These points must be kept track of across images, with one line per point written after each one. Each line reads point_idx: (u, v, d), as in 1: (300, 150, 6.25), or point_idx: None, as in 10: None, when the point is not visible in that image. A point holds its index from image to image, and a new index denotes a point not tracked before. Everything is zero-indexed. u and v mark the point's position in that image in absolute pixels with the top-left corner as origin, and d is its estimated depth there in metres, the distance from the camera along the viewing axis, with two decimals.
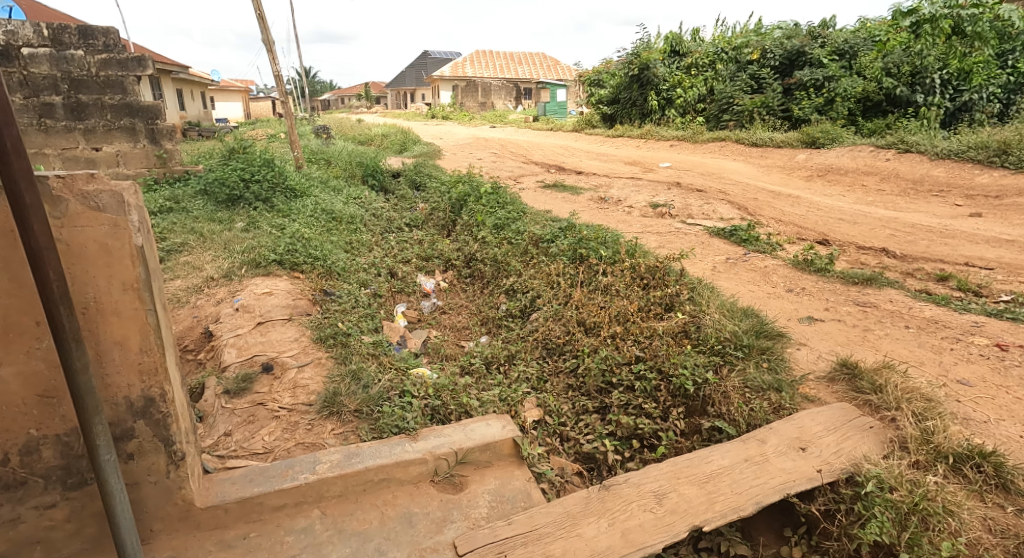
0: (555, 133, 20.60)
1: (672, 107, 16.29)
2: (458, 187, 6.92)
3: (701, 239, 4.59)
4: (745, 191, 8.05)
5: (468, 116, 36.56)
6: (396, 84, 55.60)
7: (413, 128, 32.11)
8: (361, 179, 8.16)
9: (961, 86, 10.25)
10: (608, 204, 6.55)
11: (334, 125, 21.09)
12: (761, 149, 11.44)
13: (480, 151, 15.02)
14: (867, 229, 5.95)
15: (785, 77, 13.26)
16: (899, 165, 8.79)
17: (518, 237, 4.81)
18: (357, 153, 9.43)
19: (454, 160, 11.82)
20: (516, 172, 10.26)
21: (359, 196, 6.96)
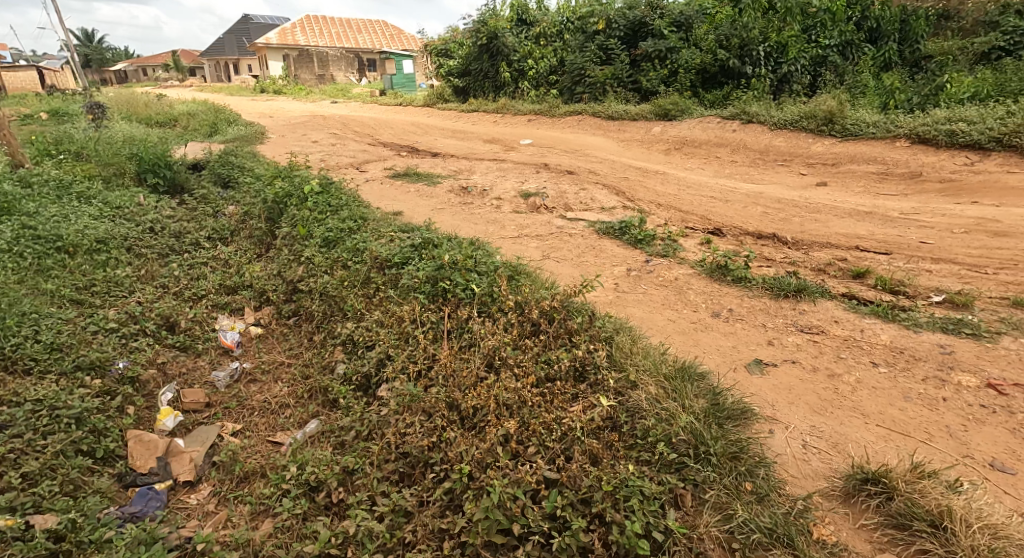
0: (405, 108, 18.88)
1: (524, 80, 15.59)
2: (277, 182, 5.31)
3: (589, 243, 3.76)
4: (612, 170, 7.54)
5: (306, 90, 32.72)
6: (215, 51, 48.09)
7: (239, 103, 27.77)
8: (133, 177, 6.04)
9: (780, 58, 10.68)
10: (471, 197, 5.50)
11: (127, 102, 17.15)
12: (618, 122, 11.20)
13: (316, 130, 12.95)
14: (740, 208, 5.65)
15: (631, 48, 13.16)
16: (745, 136, 8.80)
17: (357, 256, 3.52)
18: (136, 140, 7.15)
19: (282, 145, 9.85)
20: (360, 158, 8.71)
21: (129, 204, 5.03)
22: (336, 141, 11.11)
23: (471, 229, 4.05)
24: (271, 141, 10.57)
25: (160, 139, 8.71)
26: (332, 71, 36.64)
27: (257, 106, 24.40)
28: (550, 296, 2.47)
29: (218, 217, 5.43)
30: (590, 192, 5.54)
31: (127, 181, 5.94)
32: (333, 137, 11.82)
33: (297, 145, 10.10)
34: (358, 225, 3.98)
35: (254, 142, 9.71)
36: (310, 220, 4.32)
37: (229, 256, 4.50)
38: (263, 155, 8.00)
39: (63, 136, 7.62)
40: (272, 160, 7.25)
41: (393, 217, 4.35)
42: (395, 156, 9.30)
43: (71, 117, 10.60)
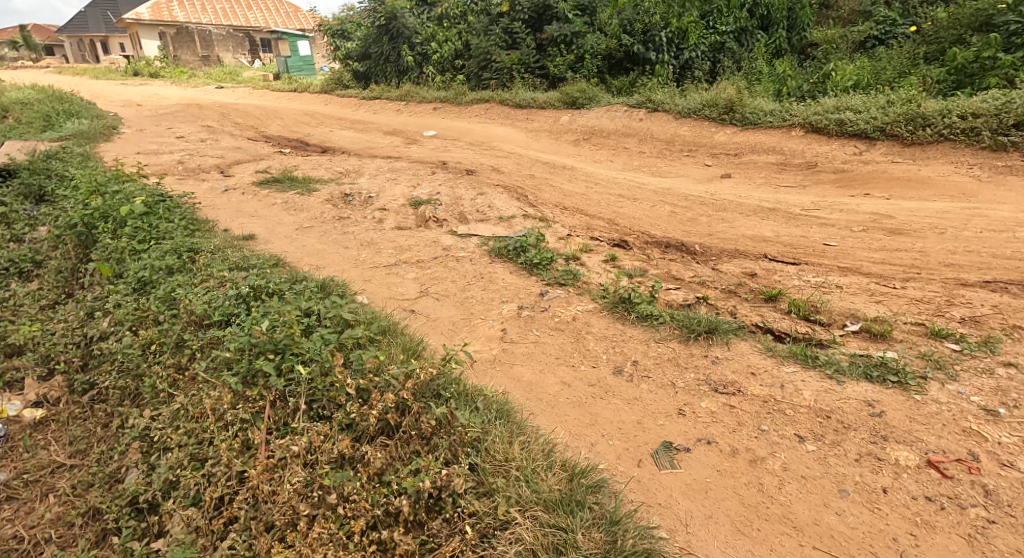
0: (301, 95, 17.26)
1: (428, 64, 14.63)
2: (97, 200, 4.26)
3: (477, 271, 3.19)
4: (517, 166, 7.00)
5: (189, 73, 29.33)
6: (78, 28, 42.08)
7: (103, 89, 24.25)
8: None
9: (682, 44, 10.62)
10: (350, 208, 4.74)
11: None
12: (525, 111, 10.68)
13: (189, 123, 11.37)
14: (648, 207, 5.31)
15: (536, 32, 12.62)
16: (652, 125, 8.54)
17: (171, 307, 2.71)
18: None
19: (138, 146, 8.42)
20: (232, 158, 7.56)
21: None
22: (209, 137, 9.72)
23: (336, 262, 3.34)
24: (127, 141, 9.04)
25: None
26: (220, 52, 33.13)
27: (127, 93, 21.47)
28: (403, 373, 1.88)
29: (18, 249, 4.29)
30: (489, 197, 4.96)
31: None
32: (207, 132, 10.38)
33: (160, 145, 8.70)
34: (185, 262, 3.13)
35: (101, 146, 8.21)
36: (125, 254, 3.40)
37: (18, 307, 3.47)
38: (104, 161, 6.68)
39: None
40: (111, 168, 6.02)
41: (238, 245, 3.54)
42: (277, 154, 8.20)
43: None
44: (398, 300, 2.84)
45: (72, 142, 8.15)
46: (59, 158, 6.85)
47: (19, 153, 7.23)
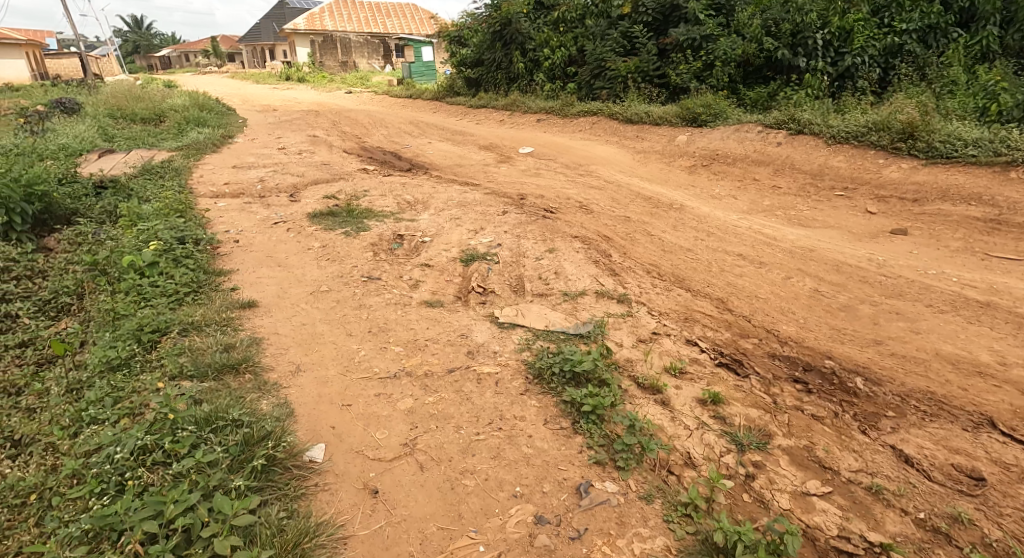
0: (415, 102, 17.35)
1: (538, 72, 13.74)
2: (124, 242, 3.91)
3: (497, 409, 2.14)
4: (612, 202, 5.80)
5: (327, 79, 31.64)
6: (250, 39, 47.84)
7: (254, 94, 26.85)
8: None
9: (843, 48, 8.54)
10: (389, 261, 3.93)
11: (124, 98, 16.36)
12: (636, 127, 9.33)
13: (300, 132, 11.69)
14: (780, 278, 3.83)
15: (659, 36, 11.10)
16: (793, 152, 6.78)
17: (78, 435, 2.05)
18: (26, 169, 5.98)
19: (237, 160, 8.57)
20: (313, 176, 7.27)
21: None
22: (307, 149, 9.76)
23: (320, 366, 2.50)
24: (233, 152, 9.31)
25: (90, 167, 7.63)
26: (356, 58, 35.41)
27: (271, 98, 23.52)
28: None
29: (65, 296, 4.16)
30: (559, 257, 3.86)
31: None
32: (309, 143, 10.48)
33: (258, 157, 8.83)
34: (139, 353, 2.49)
35: (204, 160, 8.48)
36: (104, 328, 2.90)
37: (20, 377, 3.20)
38: (190, 183, 6.70)
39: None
40: (185, 194, 5.93)
41: (222, 321, 2.86)
42: (360, 171, 7.81)
43: (28, 132, 9.77)
44: (365, 462, 1.89)
45: (181, 156, 8.52)
46: (155, 176, 7.04)
47: (130, 166, 7.61)
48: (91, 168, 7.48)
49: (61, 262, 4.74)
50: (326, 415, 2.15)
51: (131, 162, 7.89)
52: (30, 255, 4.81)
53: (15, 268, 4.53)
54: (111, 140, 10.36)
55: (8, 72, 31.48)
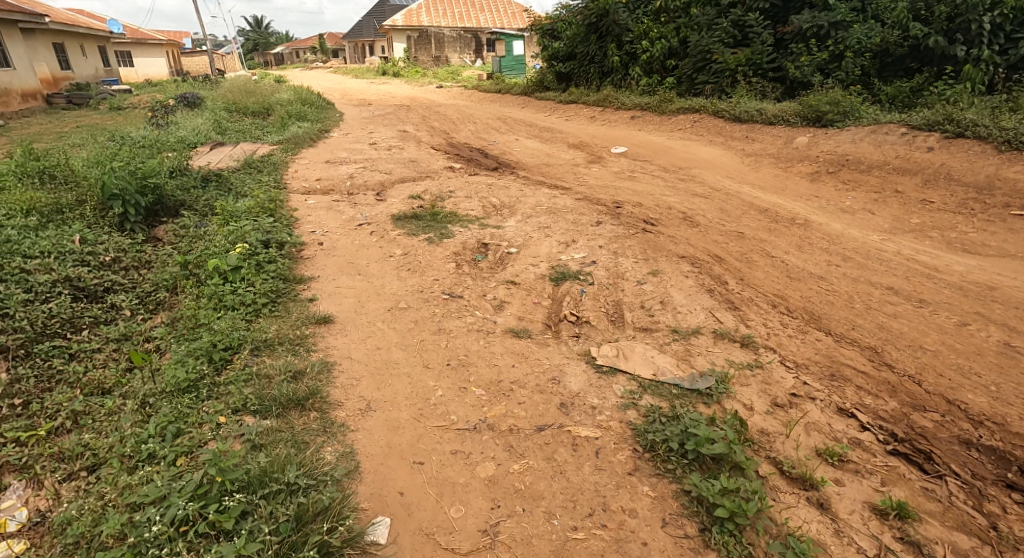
0: (503, 97, 17.14)
1: (635, 65, 12.96)
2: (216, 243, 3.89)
3: (602, 498, 1.79)
4: (720, 214, 5.13)
5: (420, 73, 32.45)
6: (353, 35, 50.37)
7: (353, 89, 28.13)
8: (101, 226, 5.06)
9: (1017, 33, 7.09)
10: (472, 277, 3.62)
11: (238, 92, 17.59)
12: (745, 126, 8.40)
13: (391, 127, 11.83)
14: (952, 324, 3.05)
15: (777, 24, 9.96)
16: (949, 158, 5.66)
17: (136, 472, 1.89)
18: (142, 161, 6.30)
19: (331, 154, 8.73)
20: (400, 174, 7.17)
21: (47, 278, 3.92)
22: (397, 145, 9.79)
23: (391, 406, 2.20)
24: (328, 147, 9.55)
25: (200, 158, 8.05)
26: (449, 53, 36.04)
27: (368, 93, 24.45)
28: None
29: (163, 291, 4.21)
30: (665, 281, 3.34)
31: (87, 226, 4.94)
32: (399, 138, 10.54)
33: (350, 152, 8.95)
34: (203, 377, 2.32)
35: (301, 154, 8.72)
36: (184, 339, 2.78)
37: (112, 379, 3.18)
38: (285, 178, 6.81)
39: (94, 156, 7.15)
40: (280, 191, 5.99)
41: (295, 341, 2.66)
42: (447, 170, 7.64)
43: (153, 125, 10.60)
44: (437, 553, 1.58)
45: (281, 150, 8.83)
46: (255, 169, 7.27)
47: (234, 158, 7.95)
48: (200, 160, 7.87)
49: (164, 256, 4.88)
50: (394, 474, 1.86)
51: (236, 155, 8.25)
52: (138, 247, 4.96)
53: (124, 259, 4.66)
54: (222, 132, 11.00)
55: (149, 69, 35.28)
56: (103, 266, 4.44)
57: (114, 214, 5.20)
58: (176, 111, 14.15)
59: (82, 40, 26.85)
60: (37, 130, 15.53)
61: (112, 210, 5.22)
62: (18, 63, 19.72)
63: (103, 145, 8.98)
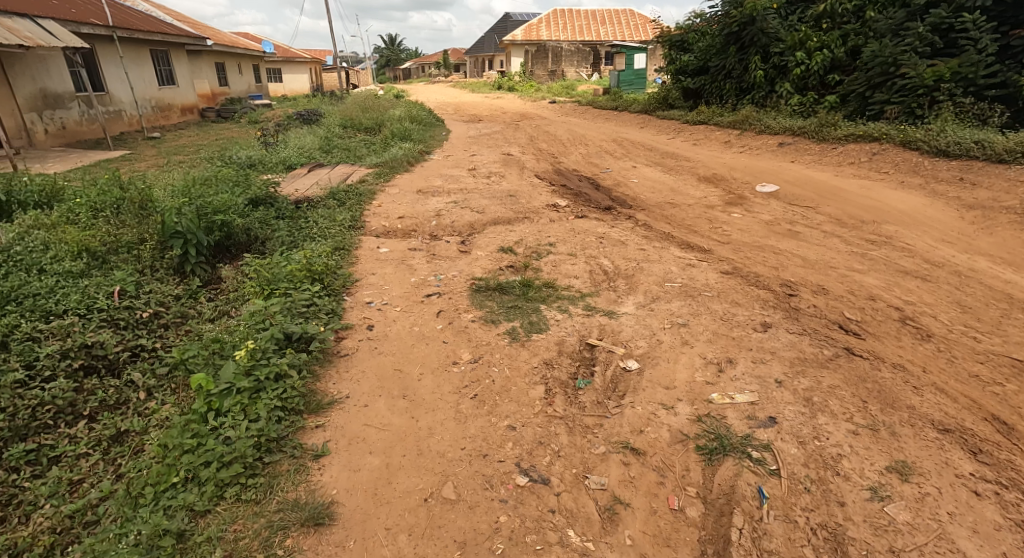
0: (622, 115, 15.63)
1: (784, 80, 10.90)
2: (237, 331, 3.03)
3: None
4: (962, 311, 3.31)
5: (535, 88, 31.94)
6: (475, 50, 51.72)
7: (468, 103, 28.26)
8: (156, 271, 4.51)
9: None
10: (567, 424, 2.33)
11: (358, 107, 18.01)
12: (956, 163, 6.21)
13: (496, 150, 10.94)
14: None
15: (1002, 26, 7.51)
16: None
17: None
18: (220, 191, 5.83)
19: (425, 181, 7.95)
20: (494, 212, 6.09)
21: (54, 348, 3.24)
22: (497, 171, 8.81)
23: None
24: (426, 172, 8.84)
25: (292, 183, 7.65)
26: (566, 67, 35.24)
27: (482, 108, 24.27)
28: None
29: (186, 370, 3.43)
30: (925, 505, 1.85)
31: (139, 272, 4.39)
32: (502, 163, 9.57)
33: (447, 180, 8.12)
34: None
35: (395, 180, 8.03)
36: (114, 528, 1.86)
37: (62, 527, 2.33)
38: (366, 213, 6.02)
39: (189, 184, 6.95)
40: (351, 235, 5.18)
41: None
42: (549, 209, 6.43)
43: (266, 143, 10.66)
44: None
45: (376, 175, 8.22)
46: (340, 199, 6.62)
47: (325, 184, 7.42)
48: (292, 185, 7.45)
49: (210, 313, 4.19)
50: None
51: (328, 180, 7.74)
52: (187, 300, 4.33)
53: (164, 315, 4.00)
54: (328, 150, 10.80)
55: (292, 85, 38.53)
56: (136, 327, 3.78)
57: (173, 256, 4.64)
58: (296, 127, 14.53)
59: (238, 60, 29.75)
60: (185, 142, 16.90)
61: (172, 251, 4.66)
62: (182, 81, 21.98)
63: (215, 166, 9.03)
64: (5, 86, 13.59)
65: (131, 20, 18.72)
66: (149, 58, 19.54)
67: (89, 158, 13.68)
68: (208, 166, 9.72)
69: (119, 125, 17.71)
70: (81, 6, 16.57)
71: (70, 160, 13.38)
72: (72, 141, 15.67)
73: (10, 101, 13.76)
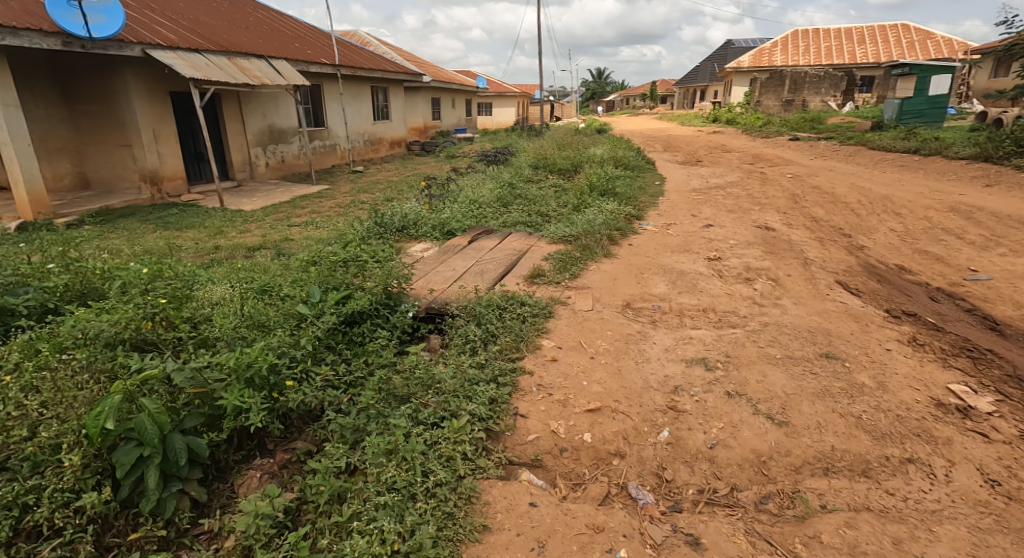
0: (931, 169, 10.56)
1: None
2: None
3: None
4: None
5: (763, 119, 26.70)
6: (687, 80, 47.46)
7: (679, 136, 24.58)
8: (63, 531, 2.14)
9: None
10: None
11: (557, 143, 15.88)
12: None
13: (745, 223, 7.19)
14: None
15: None
16: None
17: None
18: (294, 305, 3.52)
19: (638, 289, 4.73)
20: (819, 435, 2.53)
21: None
22: (761, 272, 5.15)
23: None
24: (638, 257, 5.67)
25: (433, 274, 5.12)
26: (807, 96, 29.04)
27: (697, 145, 20.36)
28: None
29: None
30: None
31: (11, 547, 2.05)
32: (765, 251, 5.84)
33: (675, 284, 4.82)
34: None
35: (587, 279, 4.97)
36: None
37: None
38: (520, 382, 3.04)
39: (296, 271, 4.95)
40: (468, 478, 2.29)
41: None
42: (959, 429, 2.62)
43: (435, 194, 8.58)
44: None
45: (558, 264, 5.25)
46: (491, 322, 3.80)
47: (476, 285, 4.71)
48: (436, 277, 4.96)
49: None
50: None
51: (483, 275, 5.04)
52: None
53: None
54: (506, 204, 8.38)
55: (498, 119, 39.36)
56: None
57: (104, 494, 2.16)
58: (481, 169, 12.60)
59: (451, 95, 30.60)
60: (380, 179, 16.41)
61: (108, 482, 2.25)
62: (395, 116, 22.50)
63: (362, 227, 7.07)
64: (239, 122, 14.03)
65: (358, 58, 19.46)
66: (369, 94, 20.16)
67: (290, 192, 13.65)
68: (365, 222, 8.00)
69: (332, 158, 18.06)
70: (316, 47, 17.31)
71: (273, 197, 13.15)
72: (288, 173, 15.95)
73: (241, 137, 14.15)
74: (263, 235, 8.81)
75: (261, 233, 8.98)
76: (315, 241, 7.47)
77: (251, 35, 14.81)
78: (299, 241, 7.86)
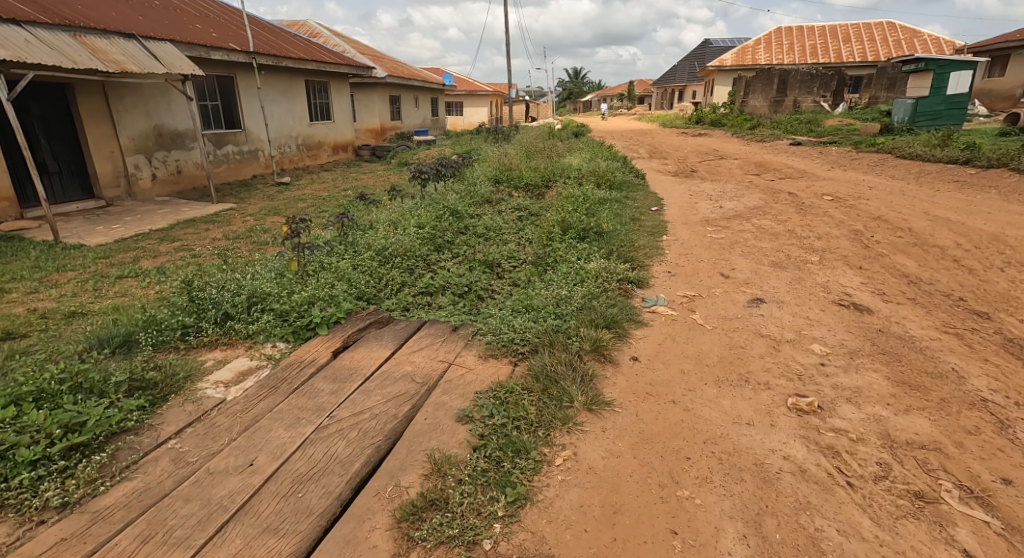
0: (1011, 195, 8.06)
1: None
2: None
3: None
4: None
5: (752, 120, 24.33)
6: (666, 80, 45.33)
7: (662, 139, 21.94)
8: None
9: None
10: None
11: (526, 149, 13.06)
12: None
13: (817, 296, 4.41)
14: None
15: None
16: None
17: None
18: None
19: None
20: None
21: None
22: (938, 480, 2.30)
23: None
24: (660, 409, 2.80)
25: (166, 508, 2.10)
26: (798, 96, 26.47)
27: (685, 150, 17.77)
28: None
29: None
30: None
31: None
32: (897, 382, 3.05)
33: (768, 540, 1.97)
34: None
35: (549, 525, 2.04)
36: None
37: None
38: None
39: None
40: None
41: None
42: None
43: (328, 236, 5.57)
44: None
45: (479, 466, 2.30)
46: None
47: None
48: (192, 524, 2.02)
49: None
50: None
51: (286, 520, 2.05)
52: None
53: None
54: (439, 251, 5.46)
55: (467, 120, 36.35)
56: None
57: None
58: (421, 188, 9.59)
59: (413, 93, 27.46)
60: (307, 193, 13.26)
61: None
62: (339, 116, 19.26)
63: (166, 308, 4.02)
64: (107, 123, 10.70)
65: (288, 46, 16.21)
66: (302, 89, 16.89)
67: (175, 215, 10.41)
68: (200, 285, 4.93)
69: (252, 168, 14.80)
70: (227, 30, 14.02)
71: (148, 221, 9.90)
72: (187, 187, 12.58)
73: (110, 142, 10.82)
74: (56, 299, 5.59)
75: (58, 294, 5.78)
76: (95, 327, 4.35)
77: (127, 10, 11.51)
78: (79, 324, 4.68)
